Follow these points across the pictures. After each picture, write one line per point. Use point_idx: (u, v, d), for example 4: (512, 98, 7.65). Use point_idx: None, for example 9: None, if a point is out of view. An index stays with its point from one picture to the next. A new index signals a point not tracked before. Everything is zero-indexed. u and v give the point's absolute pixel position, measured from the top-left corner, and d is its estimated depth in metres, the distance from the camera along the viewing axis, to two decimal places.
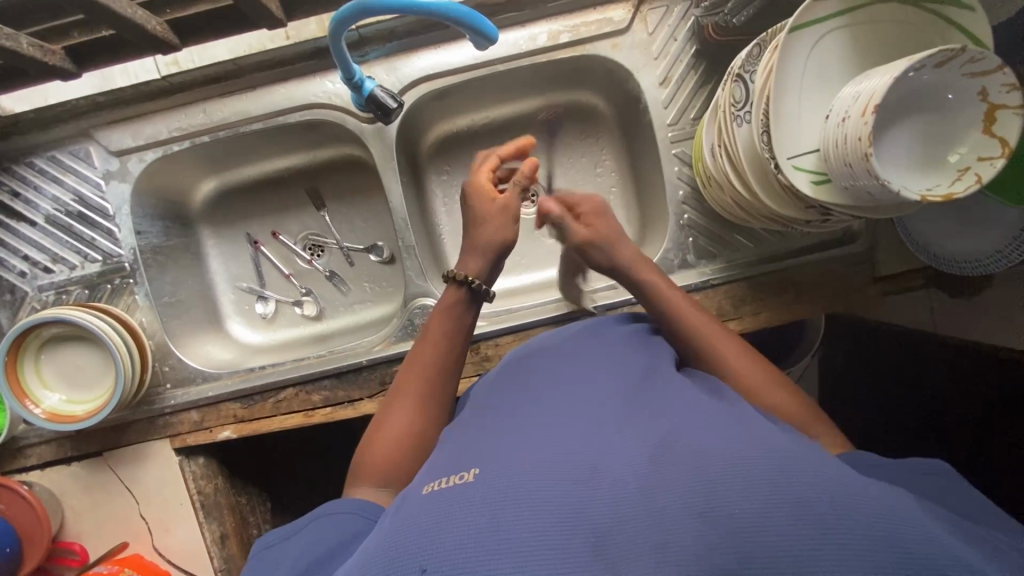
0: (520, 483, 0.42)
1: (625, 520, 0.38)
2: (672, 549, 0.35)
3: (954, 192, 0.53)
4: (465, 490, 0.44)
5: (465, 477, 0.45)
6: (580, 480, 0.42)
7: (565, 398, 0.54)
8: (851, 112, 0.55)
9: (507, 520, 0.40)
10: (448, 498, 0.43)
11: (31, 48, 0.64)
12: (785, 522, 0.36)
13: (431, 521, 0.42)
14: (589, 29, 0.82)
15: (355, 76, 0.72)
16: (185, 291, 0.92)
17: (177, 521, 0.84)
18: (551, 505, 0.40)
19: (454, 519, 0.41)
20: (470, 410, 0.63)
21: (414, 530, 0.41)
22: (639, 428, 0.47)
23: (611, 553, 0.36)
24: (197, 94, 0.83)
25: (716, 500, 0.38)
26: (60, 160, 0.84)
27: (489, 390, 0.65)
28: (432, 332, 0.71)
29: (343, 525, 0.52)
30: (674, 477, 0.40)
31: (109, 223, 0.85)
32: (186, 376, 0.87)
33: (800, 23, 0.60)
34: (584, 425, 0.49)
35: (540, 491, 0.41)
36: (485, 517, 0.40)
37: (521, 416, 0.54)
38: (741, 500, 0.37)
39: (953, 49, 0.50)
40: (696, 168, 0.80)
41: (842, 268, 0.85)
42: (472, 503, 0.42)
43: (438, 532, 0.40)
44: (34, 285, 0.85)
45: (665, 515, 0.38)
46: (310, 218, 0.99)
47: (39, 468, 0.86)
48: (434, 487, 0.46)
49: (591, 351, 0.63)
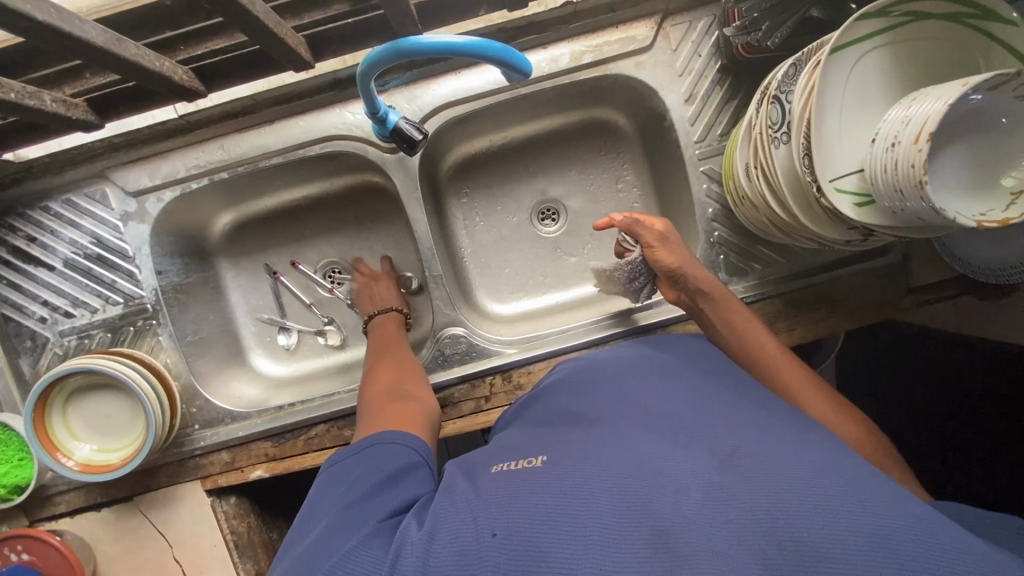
0: (586, 473, 0.43)
1: (690, 519, 0.38)
2: (731, 562, 0.35)
3: (1010, 217, 0.51)
4: (534, 471, 0.46)
5: (532, 462, 0.48)
6: (644, 479, 0.42)
7: (627, 406, 0.54)
8: (901, 137, 0.53)
9: (573, 505, 0.41)
10: (517, 477, 0.46)
11: (55, 103, 0.62)
12: (864, 556, 0.35)
13: (502, 495, 0.44)
14: (612, 48, 0.80)
15: (379, 109, 0.69)
16: (207, 327, 0.91)
17: (211, 563, 0.83)
18: (618, 494, 0.41)
19: (522, 495, 0.43)
20: (528, 420, 0.62)
21: (483, 505, 0.44)
22: (708, 438, 0.46)
23: (678, 549, 0.36)
24: (215, 130, 0.81)
25: (783, 518, 0.37)
26: (76, 202, 0.83)
27: (549, 397, 0.64)
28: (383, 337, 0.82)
29: (401, 456, 0.56)
30: (743, 485, 0.39)
31: (129, 264, 0.83)
32: (215, 417, 0.85)
33: (840, 44, 0.59)
34: (648, 426, 0.49)
35: (606, 480, 0.42)
36: (551, 498, 0.42)
37: (584, 421, 0.54)
38: (807, 523, 0.36)
39: (1007, 73, 0.49)
40: (727, 187, 0.79)
41: (875, 280, 0.83)
42: (541, 483, 0.44)
43: (506, 505, 0.42)
44: (55, 331, 0.83)
45: (729, 525, 0.37)
46: (330, 246, 0.98)
47: (69, 515, 0.85)
48: (504, 467, 0.49)
49: (650, 364, 0.62)
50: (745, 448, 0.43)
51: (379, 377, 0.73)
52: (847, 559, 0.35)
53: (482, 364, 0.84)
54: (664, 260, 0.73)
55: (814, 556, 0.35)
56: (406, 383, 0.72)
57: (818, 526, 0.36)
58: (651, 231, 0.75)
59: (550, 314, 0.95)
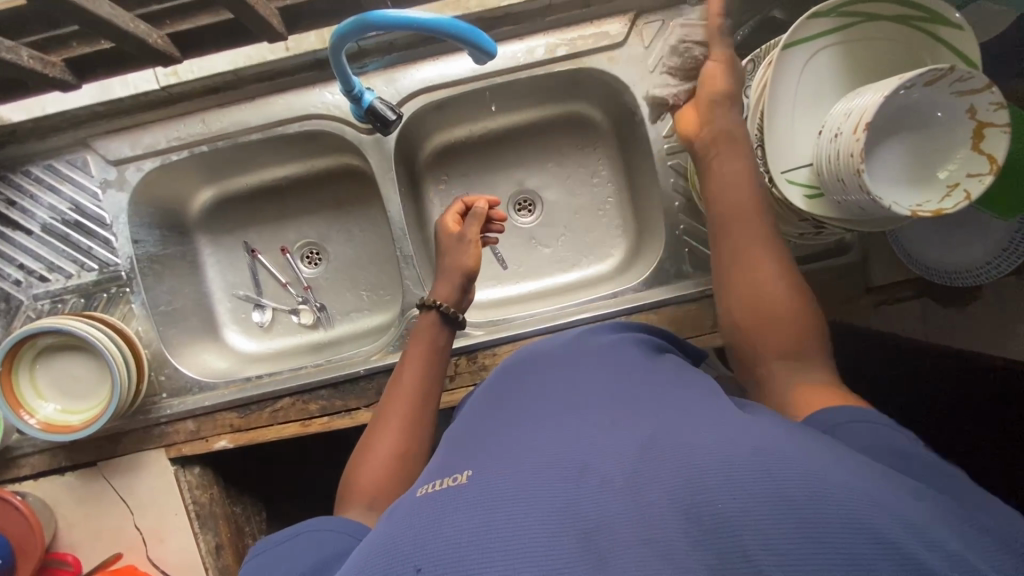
0: (516, 484, 0.41)
1: (617, 517, 0.37)
2: (659, 548, 0.34)
3: (943, 207, 0.54)
4: (457, 491, 0.42)
5: (457, 480, 0.44)
6: (571, 477, 0.40)
7: (552, 399, 0.53)
8: (843, 128, 0.56)
9: (500, 521, 0.38)
10: (440, 500, 0.42)
11: (32, 60, 0.64)
12: (765, 518, 0.34)
13: (425, 521, 0.40)
14: (586, 42, 0.83)
15: (355, 88, 0.73)
16: (181, 299, 0.92)
17: (170, 531, 0.84)
18: (545, 506, 0.38)
19: (445, 521, 0.39)
20: (453, 424, 0.60)
21: (406, 537, 0.40)
22: (636, 421, 0.45)
23: (606, 552, 0.35)
24: (196, 104, 0.84)
25: (701, 487, 0.36)
26: (57, 169, 0.85)
27: (476, 402, 0.61)
28: (410, 358, 0.70)
29: (337, 543, 0.51)
30: (662, 470, 0.38)
31: (106, 231, 0.85)
32: (182, 386, 0.87)
33: (793, 40, 0.61)
34: (567, 424, 0.47)
35: (534, 491, 0.40)
36: (476, 519, 0.39)
37: (501, 421, 0.53)
38: (721, 492, 0.35)
39: (942, 69, 0.51)
40: (692, 180, 0.81)
41: (836, 279, 0.85)
42: (463, 502, 0.40)
43: (432, 532, 0.39)
44: (29, 294, 0.85)
45: (658, 516, 0.36)
46: (308, 226, 1.00)
47: (32, 478, 0.86)
48: (428, 489, 0.45)
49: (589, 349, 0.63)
50: None
51: (381, 433, 0.64)
52: (761, 525, 0.33)
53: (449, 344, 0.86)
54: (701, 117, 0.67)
55: (742, 527, 0.34)
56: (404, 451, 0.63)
57: (724, 490, 0.35)
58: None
59: (520, 302, 0.96)
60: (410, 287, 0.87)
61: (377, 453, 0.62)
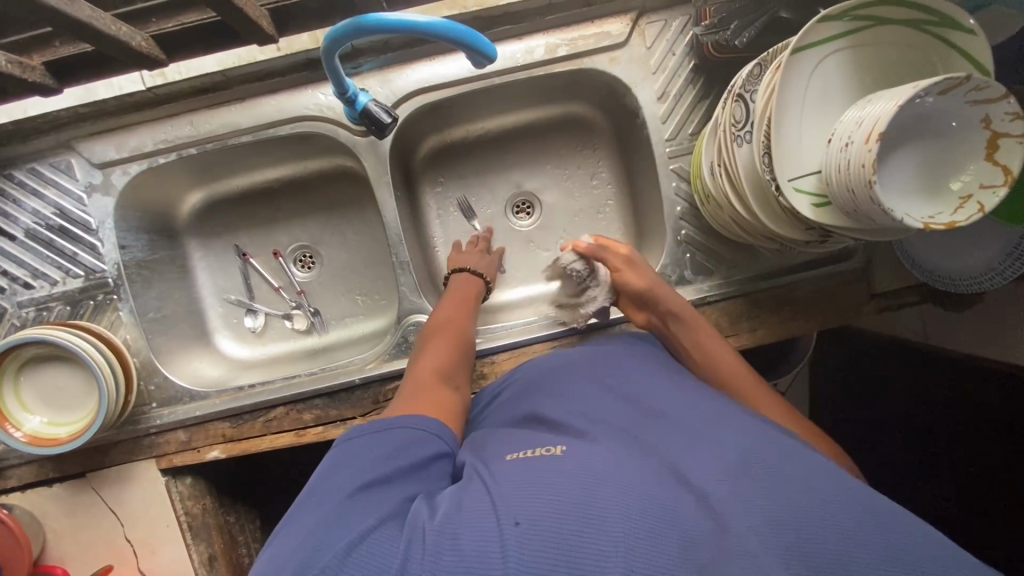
0: (604, 469, 0.41)
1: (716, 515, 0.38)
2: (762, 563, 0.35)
3: (956, 220, 0.53)
4: (552, 462, 0.43)
5: (553, 451, 0.45)
6: (670, 477, 0.41)
7: (612, 397, 0.53)
8: (854, 137, 0.54)
9: (598, 495, 0.39)
10: (536, 467, 0.43)
11: (10, 64, 0.61)
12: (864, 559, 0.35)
13: (523, 483, 0.41)
14: (587, 42, 0.81)
15: (348, 90, 0.70)
16: (171, 305, 0.90)
17: (162, 543, 0.82)
18: (638, 492, 0.39)
19: (545, 485, 0.40)
20: (512, 393, 0.63)
21: (509, 493, 0.40)
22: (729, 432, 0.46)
23: (704, 555, 0.35)
24: (184, 105, 0.81)
25: (807, 523, 0.37)
26: (40, 172, 0.82)
27: (525, 387, 0.62)
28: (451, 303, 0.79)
29: (423, 444, 0.50)
30: (750, 495, 0.39)
31: (92, 237, 0.83)
32: (173, 395, 0.84)
33: (803, 44, 0.60)
34: (653, 423, 0.48)
35: (620, 478, 0.40)
36: (577, 487, 0.39)
37: (583, 403, 0.53)
38: (822, 532, 0.37)
39: (958, 77, 0.49)
40: (695, 185, 0.80)
41: (839, 285, 0.84)
42: (562, 473, 0.41)
43: (535, 493, 0.39)
44: (13, 301, 0.82)
45: (754, 524, 0.37)
46: (301, 229, 0.98)
47: (19, 490, 0.84)
48: (521, 455, 0.46)
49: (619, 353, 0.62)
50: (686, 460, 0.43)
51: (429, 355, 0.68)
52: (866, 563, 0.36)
53: None
54: (633, 282, 0.77)
55: (839, 565, 0.35)
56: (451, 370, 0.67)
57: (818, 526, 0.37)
58: (618, 255, 0.80)
59: (519, 308, 0.94)
60: (406, 293, 0.85)
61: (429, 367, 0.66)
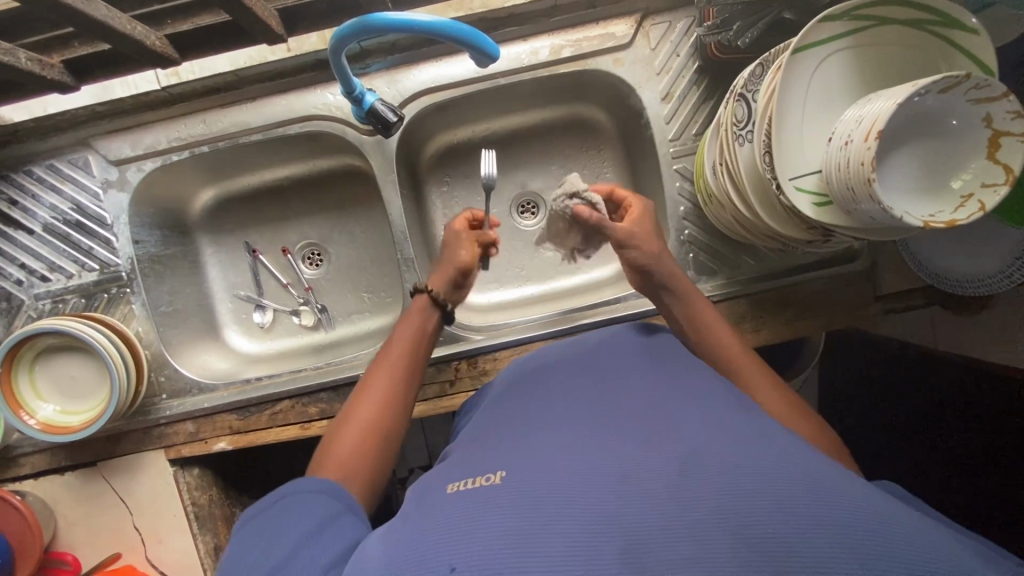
0: (550, 490, 0.40)
1: (665, 529, 0.36)
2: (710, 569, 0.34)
3: (956, 218, 0.52)
4: (491, 491, 0.42)
5: (490, 479, 0.44)
6: (613, 486, 0.40)
7: (586, 403, 0.53)
8: (854, 135, 0.54)
9: (540, 523, 0.38)
10: (474, 499, 0.42)
11: (30, 62, 0.64)
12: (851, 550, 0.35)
13: (456, 520, 0.40)
14: (591, 43, 0.82)
15: (355, 89, 0.72)
16: (182, 300, 0.92)
17: (169, 532, 0.84)
18: (588, 512, 0.38)
19: (476, 521, 0.39)
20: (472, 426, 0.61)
21: (439, 536, 0.39)
22: (672, 432, 0.45)
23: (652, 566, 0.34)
24: (197, 104, 0.83)
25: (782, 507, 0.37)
26: (58, 168, 0.84)
27: (490, 406, 0.62)
28: (398, 333, 0.73)
29: (324, 505, 0.50)
30: (709, 493, 0.38)
31: (106, 232, 0.85)
32: (182, 387, 0.86)
33: (804, 44, 0.60)
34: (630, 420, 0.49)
35: (569, 496, 0.40)
36: (513, 521, 0.38)
37: (565, 406, 0.53)
38: (781, 522, 0.36)
39: (958, 76, 0.49)
40: (698, 185, 0.80)
41: (843, 286, 0.83)
42: (499, 502, 0.40)
43: (467, 534, 0.39)
44: (30, 293, 0.85)
45: (708, 533, 0.36)
46: (310, 227, 0.99)
47: (33, 477, 0.86)
48: (459, 487, 0.45)
49: (618, 355, 0.63)
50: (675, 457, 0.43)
51: (360, 403, 0.64)
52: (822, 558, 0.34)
53: (450, 348, 0.85)
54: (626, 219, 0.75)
55: (785, 551, 0.34)
56: (381, 418, 0.63)
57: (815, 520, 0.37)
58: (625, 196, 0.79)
59: (522, 306, 0.95)
60: (410, 289, 0.86)
61: (354, 422, 0.62)
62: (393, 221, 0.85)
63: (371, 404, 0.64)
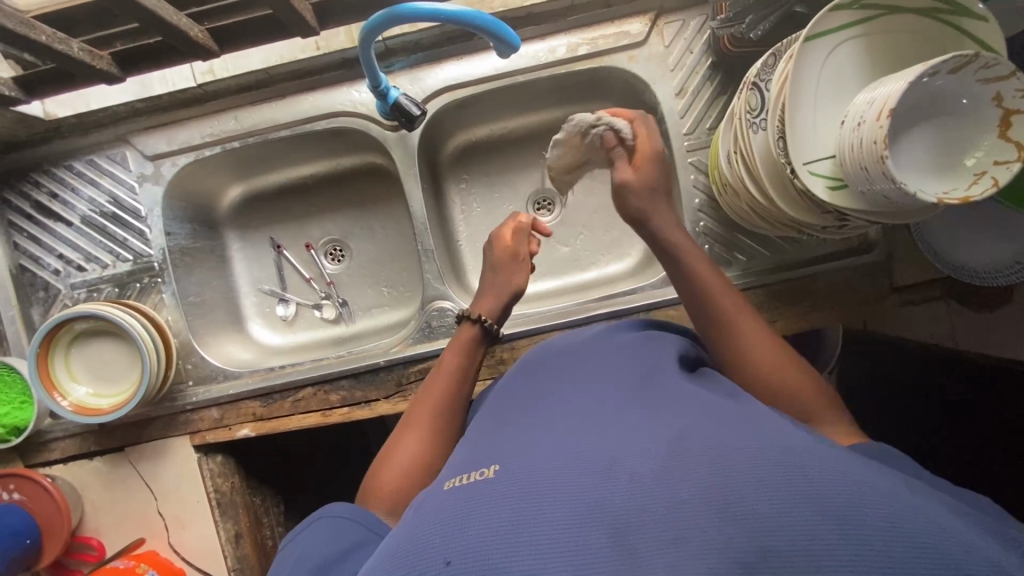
0: (539, 481, 0.41)
1: (648, 511, 0.36)
2: (689, 546, 0.34)
3: (971, 195, 0.53)
4: (486, 485, 0.42)
5: (486, 474, 0.44)
6: (597, 473, 0.40)
7: (587, 395, 0.53)
8: (866, 116, 0.56)
9: (529, 512, 0.38)
10: (470, 493, 0.42)
11: (81, 52, 0.68)
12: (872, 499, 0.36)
13: (453, 512, 0.41)
14: (607, 42, 0.85)
15: (382, 83, 0.75)
16: (209, 292, 0.95)
17: (192, 518, 0.85)
18: (574, 501, 0.38)
19: (471, 516, 0.40)
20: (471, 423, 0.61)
21: (435, 532, 0.40)
22: (666, 416, 0.46)
23: (638, 549, 0.35)
24: (230, 101, 0.87)
25: (798, 461, 0.38)
26: (98, 163, 0.89)
27: (489, 406, 0.62)
28: (444, 365, 0.70)
29: (341, 528, 0.53)
30: (693, 470, 0.38)
31: (141, 224, 0.89)
32: (208, 374, 0.89)
33: (816, 32, 0.62)
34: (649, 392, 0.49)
35: (557, 486, 0.40)
36: (504, 513, 0.39)
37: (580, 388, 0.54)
38: (761, 497, 0.36)
39: (967, 55, 0.51)
40: (713, 176, 0.82)
41: (859, 277, 0.84)
42: (492, 498, 0.40)
43: (462, 529, 0.39)
44: (67, 283, 0.88)
45: (690, 512, 0.36)
46: (332, 223, 1.02)
47: (62, 462, 0.88)
48: (457, 483, 0.45)
49: (631, 339, 0.64)
50: (693, 424, 0.43)
51: (404, 439, 0.63)
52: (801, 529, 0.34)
53: None
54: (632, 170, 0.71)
55: (768, 526, 0.34)
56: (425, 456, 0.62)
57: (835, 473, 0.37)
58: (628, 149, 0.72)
59: (539, 299, 0.97)
60: (429, 280, 0.88)
61: (398, 460, 0.61)
62: (414, 214, 0.88)
63: (415, 443, 0.63)
